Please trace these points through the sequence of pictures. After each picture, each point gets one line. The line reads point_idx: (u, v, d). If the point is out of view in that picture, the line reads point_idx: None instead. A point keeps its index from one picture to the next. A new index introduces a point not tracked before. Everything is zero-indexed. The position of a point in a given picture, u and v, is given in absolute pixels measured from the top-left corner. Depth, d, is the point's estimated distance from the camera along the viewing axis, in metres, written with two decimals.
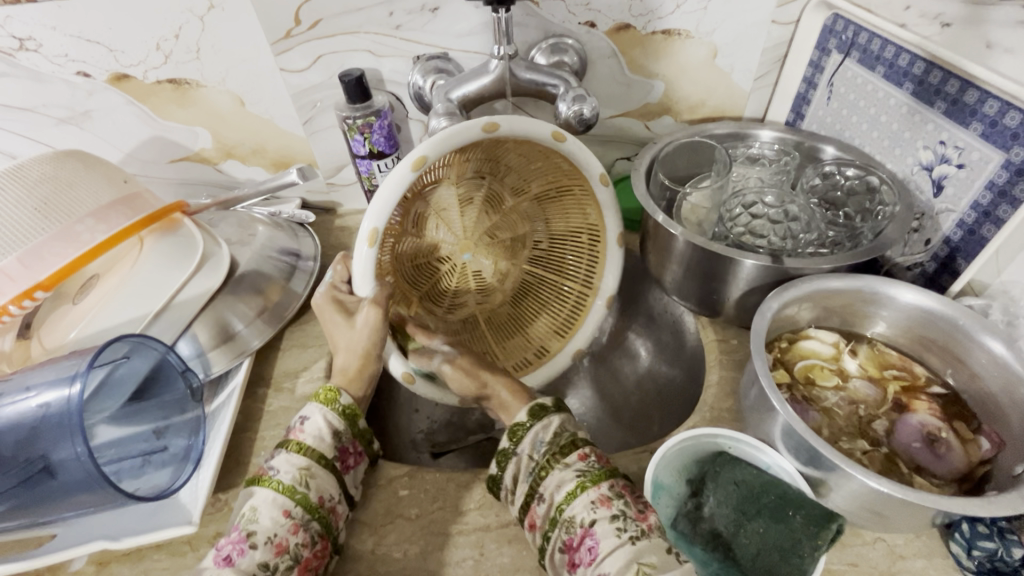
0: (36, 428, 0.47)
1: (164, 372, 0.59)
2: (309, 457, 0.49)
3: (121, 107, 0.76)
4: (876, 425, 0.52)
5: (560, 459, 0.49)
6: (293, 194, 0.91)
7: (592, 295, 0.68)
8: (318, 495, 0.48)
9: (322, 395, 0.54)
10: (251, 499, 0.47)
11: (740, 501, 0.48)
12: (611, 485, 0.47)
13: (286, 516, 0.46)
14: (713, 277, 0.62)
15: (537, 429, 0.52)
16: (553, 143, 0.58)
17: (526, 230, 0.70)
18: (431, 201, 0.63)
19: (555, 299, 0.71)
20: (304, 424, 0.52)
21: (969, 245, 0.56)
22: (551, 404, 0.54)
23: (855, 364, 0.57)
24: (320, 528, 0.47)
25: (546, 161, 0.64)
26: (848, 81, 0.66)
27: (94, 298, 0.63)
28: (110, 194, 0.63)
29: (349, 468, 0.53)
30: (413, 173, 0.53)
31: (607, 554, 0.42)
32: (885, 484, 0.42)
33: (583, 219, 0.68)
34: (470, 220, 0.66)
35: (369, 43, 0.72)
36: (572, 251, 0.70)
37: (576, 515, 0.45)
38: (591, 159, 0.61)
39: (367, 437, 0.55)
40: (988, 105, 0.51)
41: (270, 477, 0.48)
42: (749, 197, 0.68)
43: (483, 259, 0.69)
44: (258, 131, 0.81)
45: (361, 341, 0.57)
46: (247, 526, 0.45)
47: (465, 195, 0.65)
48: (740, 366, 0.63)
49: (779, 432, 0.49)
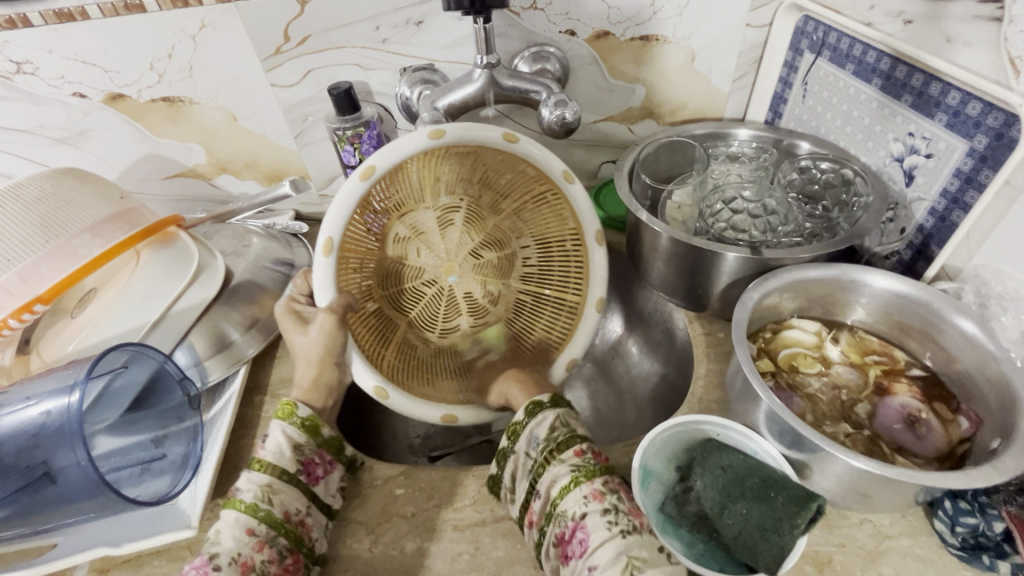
0: (38, 436, 0.48)
1: (162, 381, 0.61)
2: (270, 473, 0.50)
3: (117, 126, 0.78)
4: (858, 408, 0.54)
5: (557, 454, 0.50)
6: (287, 207, 0.93)
7: (583, 302, 0.68)
8: (282, 510, 0.49)
9: (280, 411, 0.55)
10: (217, 521, 0.48)
11: (727, 484, 0.47)
12: (606, 481, 0.47)
13: (249, 534, 0.46)
14: (697, 271, 0.64)
15: (532, 425, 0.53)
16: (505, 145, 0.62)
17: (512, 247, 0.71)
18: (407, 225, 0.66)
19: (553, 313, 0.70)
20: (265, 442, 0.53)
21: (941, 231, 0.57)
22: (547, 401, 0.55)
23: (837, 351, 0.58)
24: (289, 543, 0.48)
25: (511, 171, 0.66)
26: (821, 80, 0.68)
27: (92, 312, 0.64)
28: (106, 209, 0.65)
29: (318, 480, 0.53)
30: (365, 181, 0.58)
31: (597, 547, 0.43)
32: (863, 460, 0.44)
33: (561, 225, 0.68)
34: (452, 242, 0.69)
35: (357, 56, 0.75)
36: (559, 259, 0.69)
37: (568, 509, 0.46)
38: (549, 158, 0.64)
39: (335, 446, 0.56)
40: (950, 96, 0.53)
41: (234, 497, 0.49)
42: (729, 193, 0.69)
43: (470, 281, 0.70)
44: (252, 146, 0.83)
45: (317, 350, 0.59)
46: (209, 549, 0.45)
47: (444, 217, 0.68)
48: (726, 358, 0.65)
49: (763, 417, 0.51)
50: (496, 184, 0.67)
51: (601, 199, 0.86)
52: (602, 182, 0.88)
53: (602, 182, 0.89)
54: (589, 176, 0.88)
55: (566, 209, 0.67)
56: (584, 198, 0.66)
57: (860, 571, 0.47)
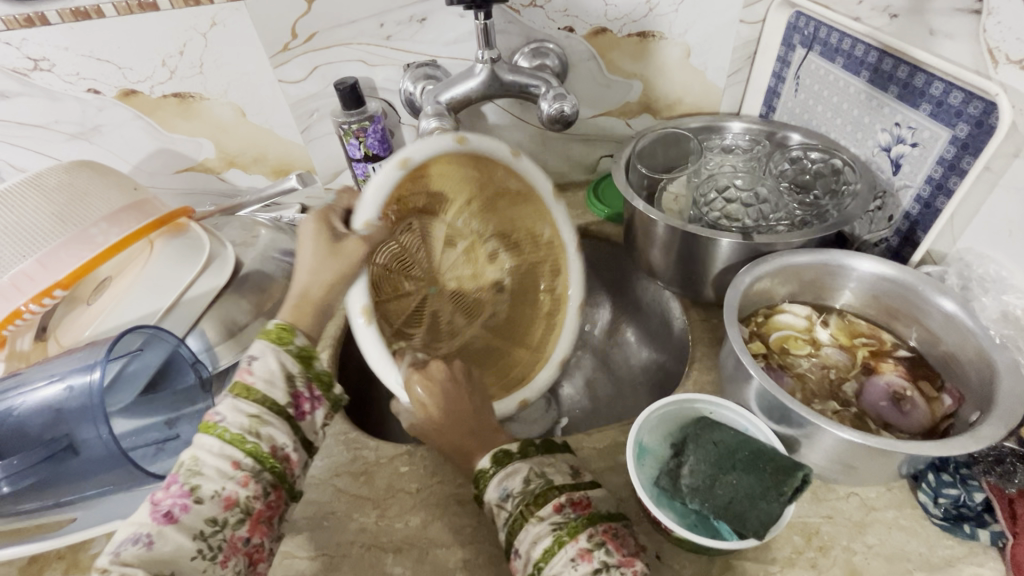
0: (63, 410, 0.50)
1: (175, 364, 0.62)
2: (259, 403, 0.47)
3: (129, 121, 0.81)
4: (846, 387, 0.56)
5: (535, 513, 0.47)
6: (293, 201, 0.95)
7: (558, 325, 0.69)
8: (270, 444, 0.47)
9: (273, 334, 0.51)
10: (195, 448, 0.45)
11: (718, 457, 0.49)
12: (590, 534, 0.45)
13: (236, 468, 0.45)
14: (692, 258, 0.66)
15: (503, 476, 0.50)
16: (530, 174, 0.64)
17: (496, 275, 0.69)
18: (422, 219, 0.61)
19: (517, 352, 0.70)
20: (253, 366, 0.49)
21: (926, 218, 0.60)
22: (516, 451, 0.52)
23: (827, 334, 0.60)
24: (273, 479, 0.47)
25: (521, 201, 0.66)
26: (812, 73, 0.70)
27: (107, 299, 0.66)
28: (122, 200, 0.67)
29: (305, 415, 0.51)
30: (453, 144, 0.58)
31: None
32: (847, 431, 0.46)
33: (551, 267, 0.69)
34: (448, 257, 0.65)
35: (361, 53, 0.77)
36: (538, 299, 0.70)
37: (558, 573, 0.43)
38: (555, 204, 0.66)
39: (325, 382, 0.52)
40: (934, 87, 0.55)
41: (217, 424, 0.46)
42: (723, 182, 0.71)
43: (445, 303, 0.67)
44: (260, 140, 0.86)
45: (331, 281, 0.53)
46: (188, 480, 0.43)
47: (454, 233, 0.64)
48: (720, 342, 0.67)
49: (753, 394, 0.53)
50: (513, 213, 0.67)
51: (599, 192, 0.88)
52: (600, 176, 0.90)
53: (600, 176, 0.91)
54: (587, 170, 0.91)
55: (558, 254, 0.68)
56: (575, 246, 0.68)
57: (846, 540, 0.49)
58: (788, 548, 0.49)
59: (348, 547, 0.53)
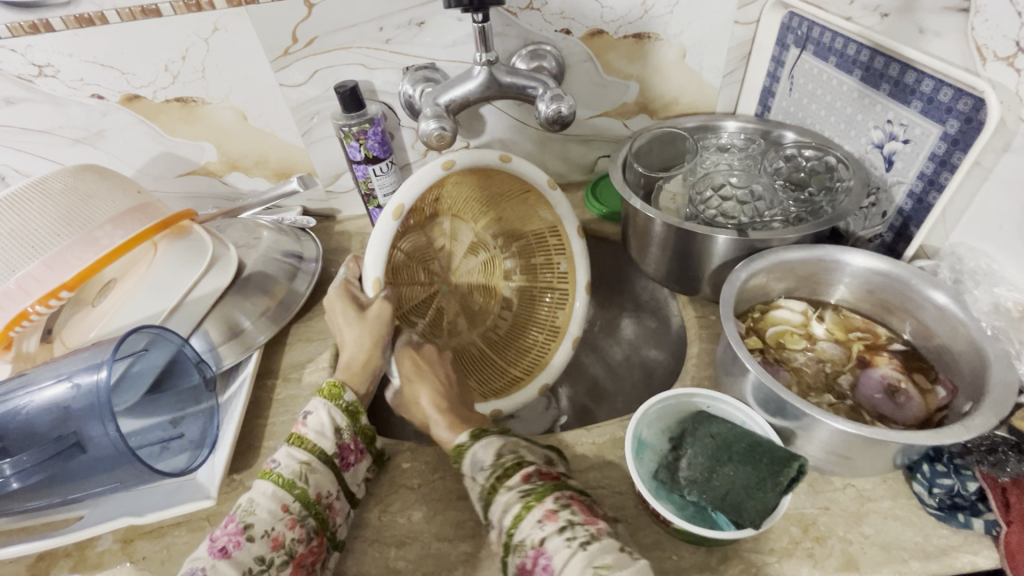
0: (69, 409, 0.51)
1: (180, 364, 0.64)
2: (309, 450, 0.51)
3: (132, 125, 0.82)
4: (841, 380, 0.57)
5: (503, 482, 0.49)
6: (294, 203, 0.96)
7: (559, 340, 0.75)
8: (316, 490, 0.50)
9: (325, 391, 0.56)
10: (252, 492, 0.49)
11: (715, 450, 0.50)
12: (556, 498, 0.46)
13: (284, 511, 0.48)
14: (689, 254, 0.67)
15: (476, 448, 0.52)
16: (541, 185, 0.70)
17: (502, 276, 0.78)
18: (451, 227, 0.73)
19: (526, 347, 0.76)
20: (307, 419, 0.54)
21: (919, 213, 0.60)
22: (491, 429, 0.55)
23: (823, 328, 0.61)
24: (316, 525, 0.49)
25: (527, 208, 0.74)
26: (806, 73, 0.71)
27: (112, 300, 0.67)
28: (126, 203, 0.68)
29: (349, 466, 0.54)
30: (442, 171, 0.63)
31: (562, 568, 0.41)
32: (841, 421, 0.47)
33: (554, 268, 0.76)
34: (465, 262, 0.76)
35: (361, 56, 0.78)
36: (547, 297, 0.77)
37: (526, 536, 0.44)
38: (567, 213, 0.72)
39: (368, 435, 0.56)
40: (924, 84, 0.56)
41: (272, 469, 0.50)
42: (718, 180, 0.72)
43: (456, 298, 0.77)
44: (261, 144, 0.87)
45: (371, 337, 0.60)
46: (244, 518, 0.47)
47: (476, 243, 0.76)
48: (718, 338, 0.68)
49: (750, 387, 0.54)
50: (519, 220, 0.75)
51: (597, 192, 0.89)
52: (598, 177, 0.92)
53: (598, 177, 0.92)
54: (585, 171, 0.92)
55: (564, 256, 0.75)
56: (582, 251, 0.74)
57: (843, 531, 0.49)
58: (785, 539, 0.49)
59: (351, 541, 0.54)
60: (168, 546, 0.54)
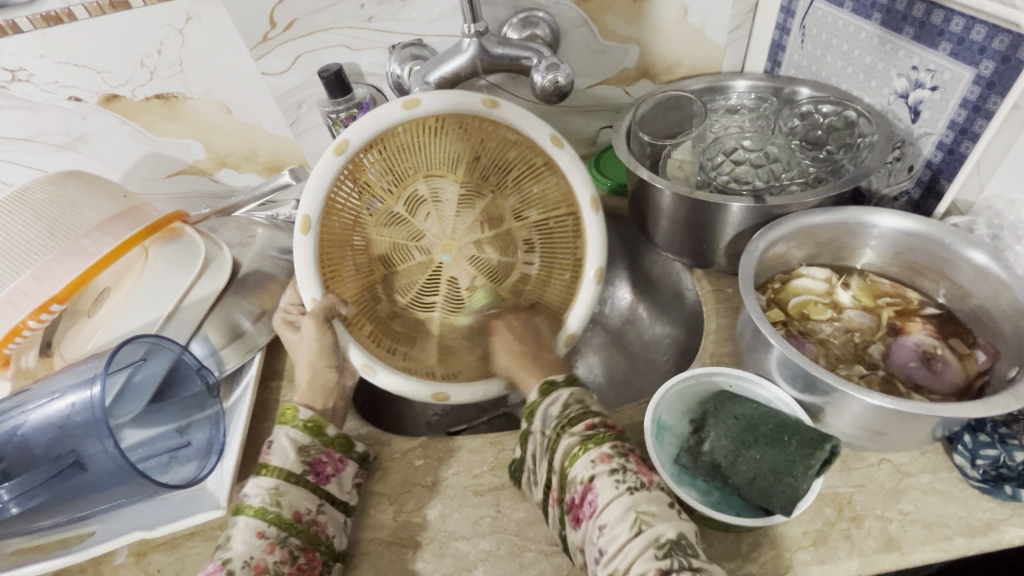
0: (65, 428, 0.49)
1: (180, 372, 0.62)
2: (277, 476, 0.49)
3: (115, 127, 0.79)
4: (872, 350, 0.53)
5: (568, 428, 0.49)
6: (288, 197, 0.93)
7: (582, 271, 0.66)
8: (293, 510, 0.48)
9: (281, 416, 0.54)
10: (230, 527, 0.47)
11: (740, 432, 0.47)
12: (615, 444, 0.47)
13: (260, 537, 0.46)
14: (701, 224, 0.63)
15: (546, 404, 0.52)
16: (485, 111, 0.62)
17: (512, 218, 0.68)
18: (428, 187, 0.66)
19: (559, 286, 0.68)
20: (269, 448, 0.52)
21: (950, 165, 0.56)
22: (561, 381, 0.55)
23: (849, 296, 0.57)
24: (301, 543, 0.47)
25: (493, 139, 0.65)
26: (819, 21, 0.66)
27: (108, 309, 0.65)
28: (112, 208, 0.66)
29: (330, 478, 0.52)
30: (338, 157, 0.59)
31: (607, 507, 0.43)
32: (876, 397, 0.44)
33: (555, 190, 0.67)
34: (458, 220, 0.67)
35: (343, 37, 0.74)
36: (560, 225, 0.68)
37: (578, 474, 0.46)
38: (532, 124, 0.63)
39: (343, 444, 0.55)
40: (954, 23, 0.51)
41: (243, 503, 0.48)
42: (729, 144, 0.68)
43: (461, 265, 0.68)
44: (249, 138, 0.83)
45: (308, 354, 0.60)
46: (221, 555, 0.45)
47: (466, 196, 0.67)
48: (736, 312, 0.65)
49: (775, 363, 0.50)
50: (496, 152, 0.66)
51: (601, 166, 0.86)
52: (601, 149, 0.88)
53: (601, 149, 0.88)
54: (587, 143, 0.88)
55: (558, 175, 0.66)
56: (574, 163, 0.65)
57: (880, 509, 0.47)
58: (819, 521, 0.47)
59: (368, 544, 0.52)
60: (182, 558, 0.53)
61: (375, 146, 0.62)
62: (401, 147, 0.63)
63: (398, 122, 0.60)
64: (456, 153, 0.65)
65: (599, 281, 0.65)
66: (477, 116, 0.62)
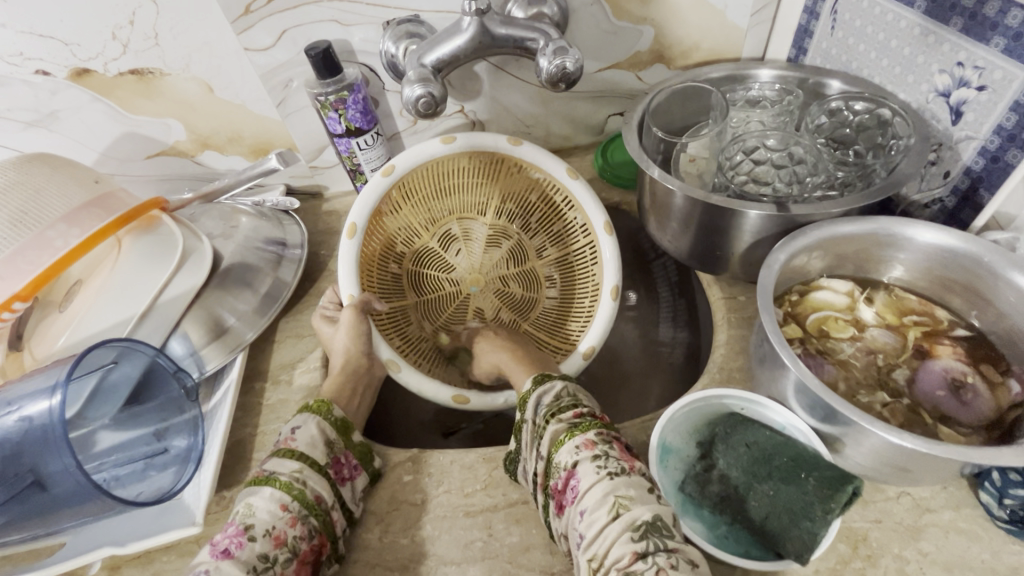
0: (22, 443, 0.46)
1: (156, 375, 0.59)
2: (302, 461, 0.49)
3: (88, 104, 0.73)
4: (896, 374, 0.49)
5: (557, 415, 0.50)
6: (276, 181, 0.88)
7: (599, 295, 0.66)
8: (315, 493, 0.48)
9: (314, 406, 0.54)
10: (249, 496, 0.47)
11: (752, 463, 0.44)
12: (600, 432, 0.47)
13: (283, 509, 0.46)
14: (716, 229, 0.58)
15: (539, 393, 0.53)
16: (508, 148, 0.66)
17: (535, 256, 0.74)
18: (461, 227, 0.73)
19: (576, 318, 0.69)
20: (296, 433, 0.51)
21: (993, 174, 0.51)
22: (556, 375, 0.55)
23: (872, 313, 0.53)
24: (318, 525, 0.47)
25: (517, 178, 0.70)
26: (852, 6, 0.60)
27: (79, 304, 0.61)
28: (81, 196, 0.61)
29: (344, 481, 0.51)
30: (384, 179, 0.64)
31: (586, 492, 0.43)
32: (909, 439, 0.40)
33: (575, 224, 0.69)
34: (486, 258, 0.74)
35: (333, 11, 0.68)
36: (579, 258, 0.70)
37: (562, 460, 0.46)
38: (549, 159, 0.66)
39: (363, 450, 0.54)
40: (1011, 16, 0.46)
41: (268, 476, 0.48)
42: (751, 141, 0.62)
43: (488, 296, 0.75)
44: (232, 118, 0.78)
45: (343, 339, 0.61)
46: (243, 520, 0.45)
47: (493, 236, 0.74)
48: (750, 323, 0.60)
49: (793, 389, 0.46)
50: (521, 193, 0.72)
51: (609, 154, 0.80)
52: (610, 137, 0.82)
53: (609, 137, 0.83)
54: (593, 131, 0.82)
55: (576, 209, 0.68)
56: (587, 194, 0.66)
57: (898, 548, 0.44)
58: (832, 559, 0.44)
59: (352, 566, 0.50)
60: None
61: (414, 179, 0.67)
62: (435, 183, 0.70)
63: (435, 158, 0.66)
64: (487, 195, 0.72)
65: (615, 299, 0.64)
66: (502, 154, 0.67)
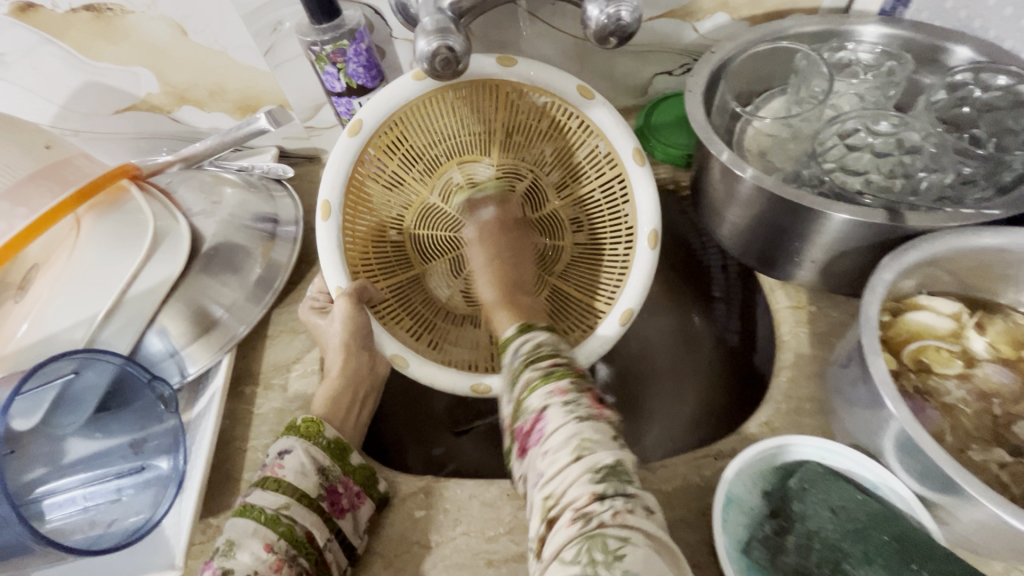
0: None
1: (129, 383, 0.51)
2: (288, 494, 0.42)
3: (37, 47, 0.61)
4: (1016, 428, 0.40)
5: (532, 363, 0.41)
6: (267, 143, 0.76)
7: (636, 240, 0.55)
8: (306, 528, 0.41)
9: (303, 427, 0.46)
10: (227, 530, 0.41)
11: (838, 533, 0.37)
12: (575, 380, 0.39)
13: (268, 551, 0.39)
14: (794, 233, 0.48)
15: (519, 342, 0.44)
16: (501, 71, 0.52)
17: (553, 197, 0.61)
18: (462, 173, 0.59)
19: (609, 266, 0.58)
20: (284, 459, 0.44)
21: None
22: (541, 325, 0.46)
23: (983, 343, 0.44)
24: (308, 566, 0.40)
25: (520, 105, 0.56)
26: None
27: (35, 295, 0.52)
28: (27, 167, 0.50)
29: (343, 513, 0.44)
30: (354, 139, 0.51)
31: (553, 434, 0.36)
32: None
33: (596, 155, 0.56)
34: (499, 206, 0.60)
35: None
36: (606, 197, 0.57)
37: (529, 403, 0.38)
38: (557, 78, 0.53)
39: (367, 475, 0.46)
40: None
41: (245, 508, 0.41)
42: (850, 122, 0.50)
43: None
44: (212, 68, 0.65)
45: (341, 335, 0.52)
46: (221, 563, 0.38)
47: (503, 179, 0.60)
48: (824, 340, 0.51)
49: (895, 446, 0.38)
50: (527, 123, 0.57)
51: (655, 120, 0.68)
52: (654, 100, 0.70)
53: (654, 100, 0.70)
54: (636, 93, 0.69)
55: (596, 136, 0.55)
56: (612, 118, 0.54)
57: None
58: None
59: None
60: None
61: (391, 129, 0.53)
62: (423, 122, 0.55)
63: (413, 95, 0.52)
64: (487, 128, 0.57)
65: (655, 246, 0.54)
66: (495, 80, 0.53)
